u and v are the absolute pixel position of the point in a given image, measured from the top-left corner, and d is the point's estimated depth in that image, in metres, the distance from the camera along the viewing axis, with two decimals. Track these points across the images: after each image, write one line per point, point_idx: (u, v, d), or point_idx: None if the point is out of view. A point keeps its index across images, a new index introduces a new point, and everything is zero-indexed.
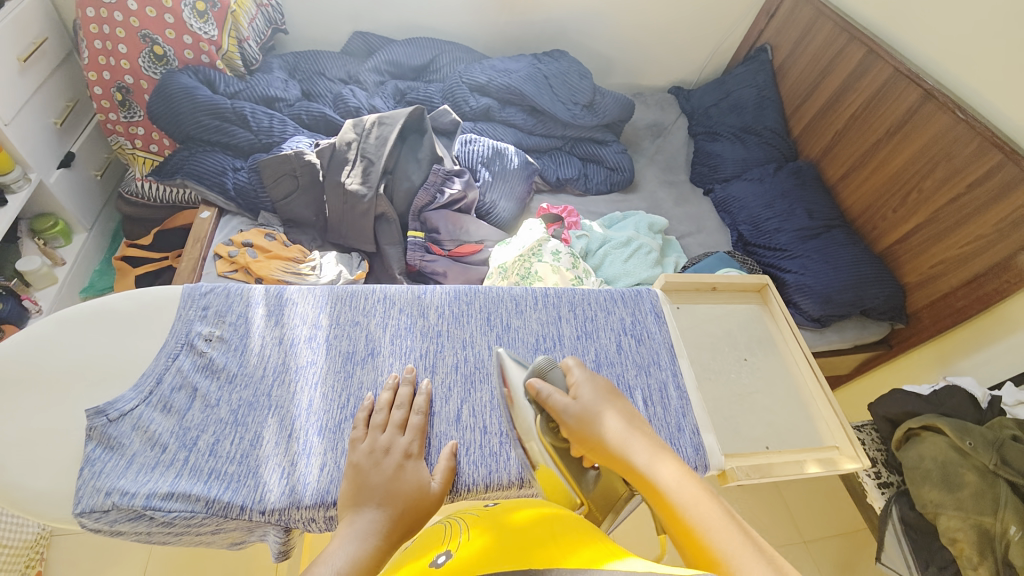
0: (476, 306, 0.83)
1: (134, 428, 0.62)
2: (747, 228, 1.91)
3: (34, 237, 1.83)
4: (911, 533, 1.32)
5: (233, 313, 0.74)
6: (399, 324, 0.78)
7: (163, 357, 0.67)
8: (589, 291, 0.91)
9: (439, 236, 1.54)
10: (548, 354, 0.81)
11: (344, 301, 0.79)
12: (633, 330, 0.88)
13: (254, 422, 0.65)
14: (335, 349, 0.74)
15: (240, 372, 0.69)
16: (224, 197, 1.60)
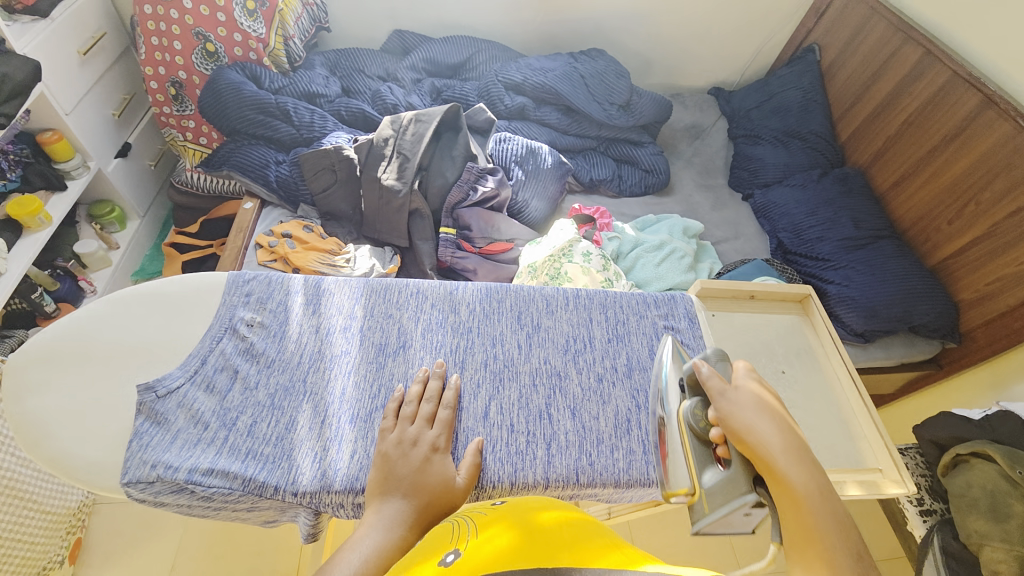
0: (507, 304, 0.84)
1: (180, 406, 0.65)
2: (787, 236, 1.84)
3: (92, 221, 1.95)
4: (952, 564, 1.22)
5: (274, 300, 0.77)
6: (430, 318, 0.79)
7: (208, 340, 0.71)
8: (622, 293, 0.90)
9: (470, 233, 1.55)
10: (578, 356, 0.80)
11: (379, 293, 0.80)
12: (666, 335, 0.86)
13: (290, 406, 0.68)
14: (368, 339, 0.75)
15: (278, 357, 0.72)
16: (266, 188, 1.66)
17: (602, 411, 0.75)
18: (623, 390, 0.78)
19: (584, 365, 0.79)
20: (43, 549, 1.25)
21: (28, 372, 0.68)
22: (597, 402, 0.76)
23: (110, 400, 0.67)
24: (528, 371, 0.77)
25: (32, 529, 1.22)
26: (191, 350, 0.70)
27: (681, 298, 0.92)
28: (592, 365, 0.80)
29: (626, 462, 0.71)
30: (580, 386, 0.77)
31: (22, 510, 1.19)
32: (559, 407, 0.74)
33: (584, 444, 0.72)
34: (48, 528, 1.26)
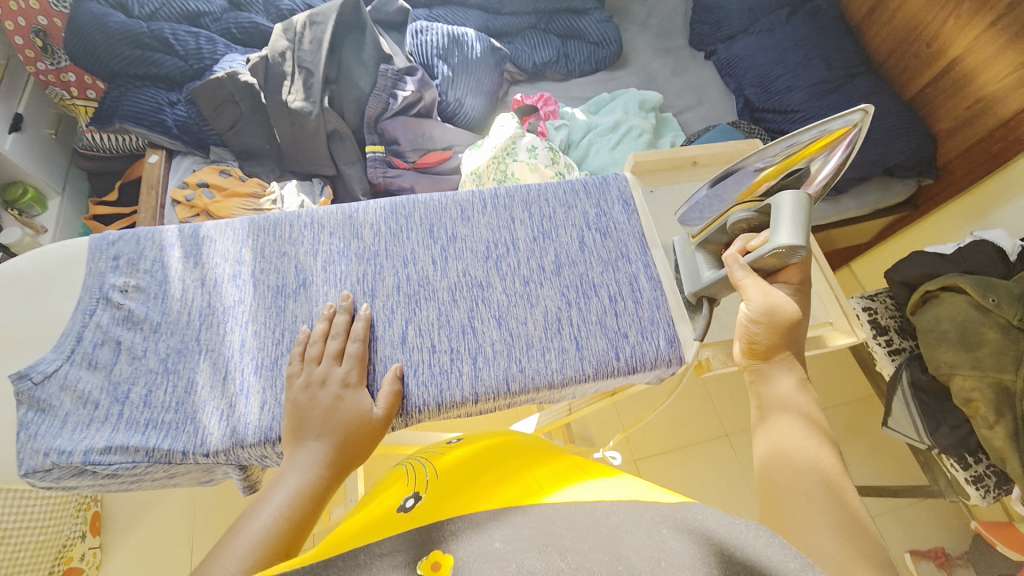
0: (416, 218, 0.75)
1: (63, 388, 0.60)
2: (754, 92, 1.67)
3: (8, 208, 1.79)
4: (922, 396, 1.27)
5: (148, 258, 0.68)
6: (330, 248, 0.71)
7: (79, 315, 0.64)
8: (548, 185, 0.80)
9: (400, 147, 1.40)
10: (500, 262, 0.73)
11: (268, 231, 0.71)
12: (598, 223, 0.77)
13: (185, 369, 0.62)
14: (262, 283, 0.68)
15: (162, 319, 0.65)
16: (168, 136, 1.46)
17: (530, 316, 0.70)
18: (553, 290, 0.72)
19: (507, 271, 0.72)
20: (55, 529, 1.37)
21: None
22: (524, 307, 0.70)
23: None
24: (446, 288, 0.70)
25: (35, 514, 1.31)
26: (63, 330, 0.64)
27: (612, 178, 0.82)
28: (516, 269, 0.73)
29: (560, 363, 0.67)
30: (504, 294, 0.71)
31: (17, 500, 1.28)
32: (483, 319, 0.69)
33: (513, 352, 0.67)
34: (57, 509, 1.36)
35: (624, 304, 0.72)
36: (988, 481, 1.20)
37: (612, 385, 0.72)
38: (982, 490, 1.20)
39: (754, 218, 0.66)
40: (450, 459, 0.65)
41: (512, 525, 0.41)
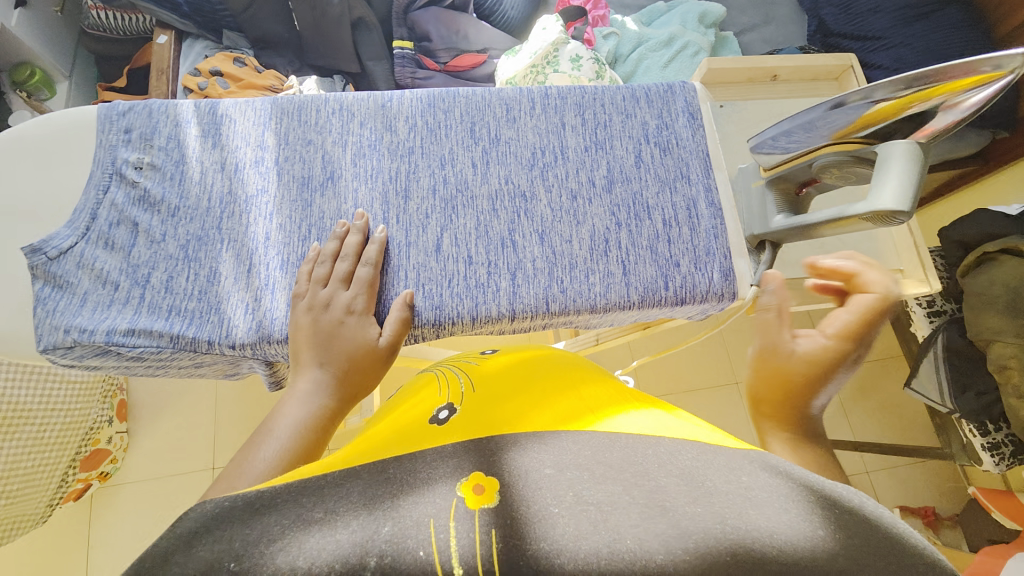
0: (456, 114, 0.67)
1: (80, 266, 0.57)
2: (833, 12, 1.47)
3: (16, 90, 1.68)
4: (953, 360, 1.23)
5: (162, 136, 0.62)
6: (360, 140, 0.64)
7: (93, 191, 0.60)
8: (605, 89, 0.71)
9: (431, 45, 1.26)
10: (546, 171, 0.66)
11: (292, 115, 0.64)
12: (657, 138, 0.69)
13: (207, 257, 0.59)
14: (287, 173, 0.62)
15: (180, 203, 0.60)
16: (178, 15, 1.33)
17: (575, 234, 0.64)
18: (602, 208, 0.65)
19: (553, 182, 0.65)
20: (82, 413, 1.41)
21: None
22: (569, 224, 0.64)
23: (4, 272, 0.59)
24: (485, 196, 0.64)
25: (62, 398, 1.34)
26: (75, 206, 0.59)
27: (678, 87, 0.72)
28: (563, 181, 0.66)
29: (604, 287, 0.62)
30: (548, 208, 0.64)
31: (43, 383, 1.30)
32: (525, 233, 0.63)
33: (554, 272, 0.62)
34: (82, 394, 1.40)
35: (677, 230, 0.65)
36: (1004, 450, 1.18)
37: (654, 316, 0.68)
38: (997, 457, 1.18)
39: (843, 163, 0.57)
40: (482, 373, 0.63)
41: (562, 448, 0.37)
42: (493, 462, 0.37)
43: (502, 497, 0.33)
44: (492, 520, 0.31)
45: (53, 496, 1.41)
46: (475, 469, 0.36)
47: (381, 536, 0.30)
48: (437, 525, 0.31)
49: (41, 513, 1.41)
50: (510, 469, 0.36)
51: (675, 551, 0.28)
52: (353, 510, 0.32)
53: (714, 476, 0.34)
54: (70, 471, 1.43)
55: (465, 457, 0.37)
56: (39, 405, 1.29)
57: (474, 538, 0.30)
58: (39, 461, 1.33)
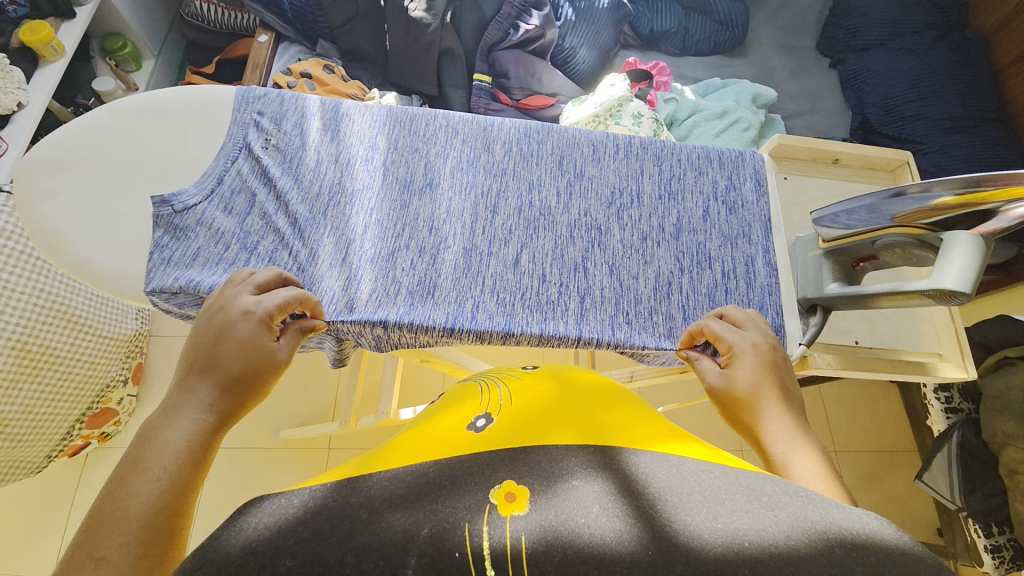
0: (547, 147, 0.79)
1: (199, 223, 0.69)
2: (876, 111, 1.58)
3: (106, 58, 1.83)
4: (967, 459, 1.22)
5: (289, 124, 0.76)
6: (460, 156, 0.77)
7: (223, 159, 0.72)
8: (684, 144, 0.81)
9: (508, 82, 1.36)
10: (622, 211, 0.76)
11: (407, 129, 0.78)
12: (726, 197, 0.78)
13: (310, 235, 0.71)
14: (392, 175, 0.75)
15: (294, 182, 0.73)
16: (280, 19, 1.45)
17: (643, 271, 0.73)
18: (667, 252, 0.75)
19: (627, 221, 0.76)
20: (104, 368, 1.43)
21: (34, 178, 0.68)
22: (637, 261, 0.74)
23: (123, 211, 0.68)
24: (565, 223, 0.75)
25: (90, 350, 1.36)
26: (204, 168, 0.72)
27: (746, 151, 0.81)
28: (636, 222, 0.76)
29: (664, 326, 0.70)
30: (620, 243, 0.74)
31: (77, 332, 1.32)
32: (596, 263, 0.73)
33: (619, 302, 0.71)
34: (108, 350, 1.43)
35: (733, 280, 0.74)
36: (1005, 553, 1.16)
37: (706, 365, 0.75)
38: (998, 560, 1.16)
39: (906, 244, 0.63)
40: (522, 390, 0.59)
41: (638, 460, 0.41)
42: (528, 469, 0.40)
43: (532, 506, 0.36)
44: (522, 526, 0.34)
45: (54, 447, 1.39)
46: (506, 477, 0.39)
47: (422, 538, 0.33)
48: (471, 530, 0.34)
49: (37, 463, 1.39)
50: (544, 474, 0.39)
51: (796, 541, 0.32)
52: (394, 510, 0.36)
53: (735, 495, 0.36)
54: (75, 426, 1.42)
55: (497, 466, 0.41)
56: (67, 352, 1.30)
57: (506, 538, 0.33)
58: (51, 409, 1.32)
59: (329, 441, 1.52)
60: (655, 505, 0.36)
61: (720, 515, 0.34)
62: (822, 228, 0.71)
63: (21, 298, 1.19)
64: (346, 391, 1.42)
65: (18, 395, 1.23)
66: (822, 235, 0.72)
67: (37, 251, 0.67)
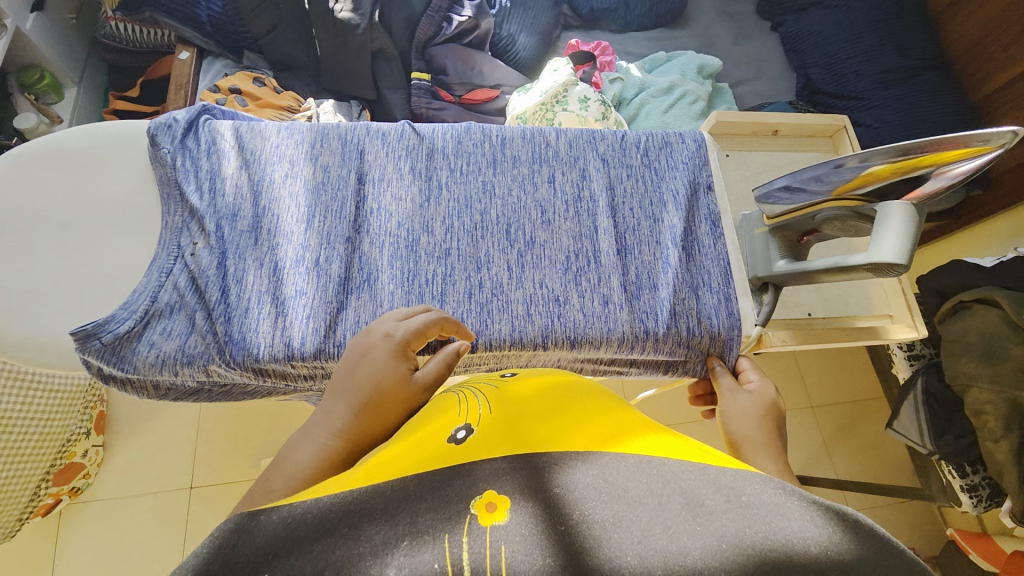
0: (494, 218, 0.66)
1: (139, 354, 0.56)
2: (818, 71, 1.60)
3: (24, 92, 1.72)
4: (932, 403, 1.27)
5: (213, 221, 0.61)
6: (394, 242, 0.63)
7: (155, 273, 0.59)
8: (642, 188, 0.71)
9: (447, 78, 1.31)
10: (580, 278, 0.65)
11: (330, 209, 0.63)
12: (689, 249, 0.69)
13: (243, 356, 0.57)
14: (325, 274, 0.61)
15: (201, 296, 0.59)
16: (200, 33, 1.36)
17: (610, 347, 0.63)
18: (635, 318, 0.64)
19: (588, 289, 0.64)
20: (61, 423, 1.35)
21: None
22: (602, 332, 0.63)
23: (32, 271, 0.64)
24: (521, 302, 0.63)
25: (42, 407, 1.29)
26: (115, 215, 0.67)
27: (701, 148, 0.74)
28: (598, 287, 0.65)
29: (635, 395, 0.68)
30: (584, 313, 0.63)
31: (25, 390, 1.25)
32: (559, 341, 0.62)
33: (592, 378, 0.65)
34: (62, 406, 1.34)
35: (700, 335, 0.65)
36: (981, 492, 1.21)
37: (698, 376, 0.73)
38: (975, 499, 1.22)
39: (844, 218, 0.63)
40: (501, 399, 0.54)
41: (601, 464, 0.38)
42: (463, 478, 0.37)
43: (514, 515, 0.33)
44: (504, 536, 0.32)
45: (23, 511, 1.35)
46: (487, 487, 0.36)
47: (400, 553, 0.30)
48: (451, 541, 0.31)
49: (10, 527, 1.36)
50: (520, 483, 0.36)
51: (764, 540, 0.30)
52: (373, 523, 0.33)
53: (712, 494, 0.34)
54: (43, 486, 1.37)
55: (477, 476, 0.37)
56: (17, 412, 1.24)
57: (484, 553, 0.30)
58: (12, 472, 1.27)
59: None
60: (608, 515, 0.33)
61: (691, 520, 0.32)
62: (765, 206, 0.70)
63: None
64: None
65: None
66: (765, 211, 0.71)
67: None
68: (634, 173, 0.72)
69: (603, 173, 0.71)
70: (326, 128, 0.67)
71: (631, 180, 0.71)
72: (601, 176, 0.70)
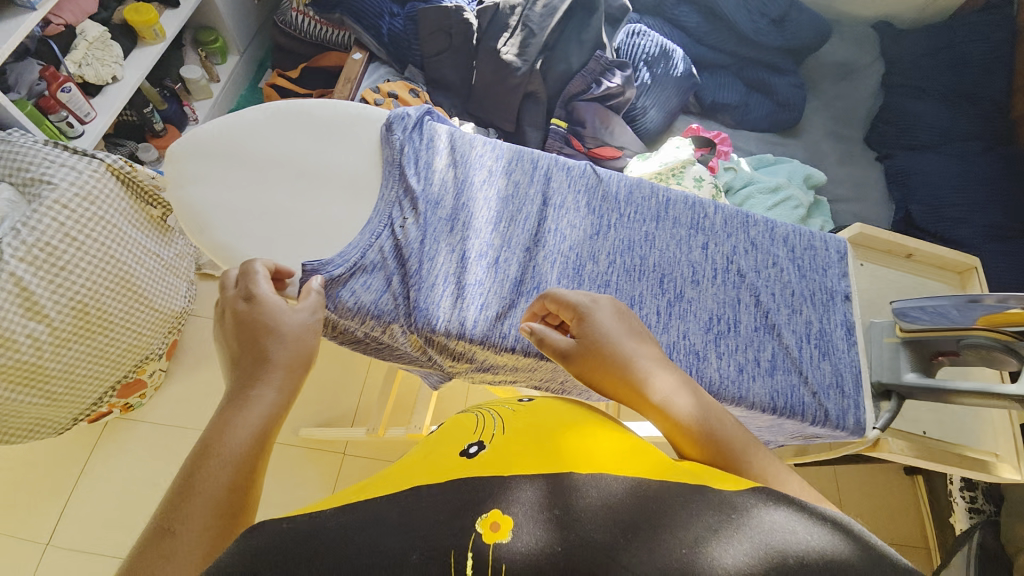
0: (651, 265, 0.74)
1: (344, 293, 0.69)
2: (920, 208, 1.67)
3: (197, 48, 1.96)
4: (986, 561, 1.21)
5: (421, 206, 0.73)
6: (564, 262, 0.72)
7: (368, 234, 0.71)
8: (784, 276, 0.77)
9: (582, 130, 1.43)
10: (719, 339, 0.71)
11: (514, 221, 0.74)
12: (819, 339, 0.74)
13: (424, 319, 0.67)
14: (503, 273, 0.71)
15: (401, 264, 0.71)
16: (377, 41, 1.54)
17: (735, 408, 0.68)
18: (763, 389, 0.69)
19: (724, 351, 0.70)
20: (147, 340, 1.42)
21: (189, 161, 0.73)
22: (730, 392, 0.68)
23: (269, 203, 0.73)
24: (664, 344, 0.69)
25: (139, 321, 1.36)
26: (337, 177, 0.75)
27: (839, 252, 0.81)
28: (733, 352, 0.70)
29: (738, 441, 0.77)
30: (717, 371, 0.69)
31: (133, 302, 1.32)
32: None
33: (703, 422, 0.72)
34: (154, 323, 1.42)
35: (819, 421, 0.70)
36: None
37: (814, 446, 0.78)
38: None
39: (990, 347, 0.67)
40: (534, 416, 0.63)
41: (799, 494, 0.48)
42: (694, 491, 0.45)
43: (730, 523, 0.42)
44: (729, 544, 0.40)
45: (82, 411, 1.39)
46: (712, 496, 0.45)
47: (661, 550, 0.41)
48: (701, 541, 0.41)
49: (64, 424, 1.38)
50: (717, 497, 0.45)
51: None
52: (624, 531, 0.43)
53: None
54: (107, 394, 1.42)
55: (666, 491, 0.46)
56: (120, 320, 1.30)
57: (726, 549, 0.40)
58: (92, 372, 1.32)
59: (343, 449, 1.59)
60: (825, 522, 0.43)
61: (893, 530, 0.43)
62: (901, 320, 0.75)
63: (89, 262, 1.20)
64: (378, 405, 1.46)
65: (66, 354, 1.23)
66: (900, 324, 0.75)
67: (184, 230, 0.73)
68: (778, 260, 0.78)
69: (752, 251, 0.78)
70: (523, 152, 0.77)
71: (775, 266, 0.77)
72: (750, 254, 0.77)
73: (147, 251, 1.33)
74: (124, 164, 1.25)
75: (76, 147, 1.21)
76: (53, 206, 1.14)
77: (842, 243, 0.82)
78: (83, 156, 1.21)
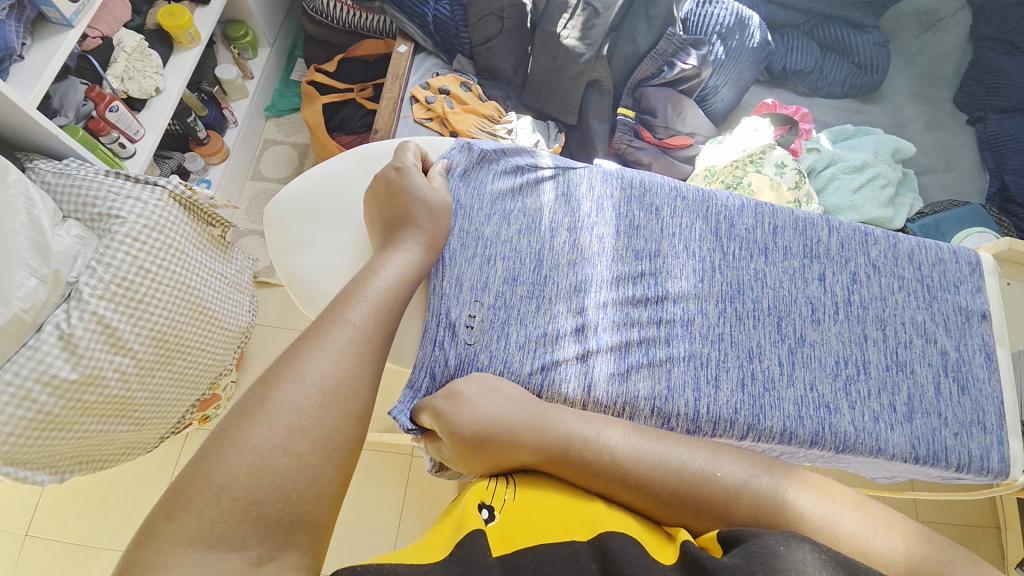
0: (766, 314, 0.86)
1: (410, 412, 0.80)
2: (1015, 179, 1.51)
3: (228, 44, 1.88)
4: None
5: (495, 293, 0.87)
6: (671, 321, 0.86)
7: (432, 345, 0.83)
8: (915, 299, 0.87)
9: (652, 119, 1.35)
10: (849, 386, 0.82)
11: (632, 279, 0.89)
12: (956, 371, 0.83)
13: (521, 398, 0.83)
14: (610, 341, 0.85)
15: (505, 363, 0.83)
16: (422, 30, 1.44)
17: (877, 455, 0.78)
18: (903, 437, 0.79)
19: (856, 399, 0.81)
20: (220, 358, 1.38)
21: (279, 237, 0.91)
22: (871, 445, 0.78)
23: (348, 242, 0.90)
24: (791, 400, 0.81)
25: (213, 340, 1.33)
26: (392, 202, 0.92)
27: (972, 263, 0.89)
28: (865, 399, 0.81)
29: (882, 473, 0.86)
30: (852, 424, 0.79)
31: (205, 324, 1.29)
32: (826, 442, 0.79)
33: (825, 459, 0.83)
34: (226, 341, 1.38)
35: (965, 465, 0.79)
36: None
37: (953, 479, 0.83)
38: None
39: None
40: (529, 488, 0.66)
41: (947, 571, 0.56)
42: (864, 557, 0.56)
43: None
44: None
45: (168, 429, 1.36)
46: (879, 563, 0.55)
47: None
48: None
49: (152, 443, 1.36)
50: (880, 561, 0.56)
51: None
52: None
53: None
54: (189, 410, 1.39)
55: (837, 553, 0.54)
56: (196, 342, 1.27)
57: None
58: (175, 395, 1.28)
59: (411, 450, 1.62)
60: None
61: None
62: None
63: (163, 289, 1.18)
64: None
65: (152, 381, 1.20)
66: None
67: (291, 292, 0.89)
68: (905, 280, 0.88)
69: (870, 280, 0.88)
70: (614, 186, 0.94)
71: (903, 290, 0.87)
72: (869, 278, 0.87)
73: (211, 272, 1.31)
74: (184, 188, 1.23)
75: (137, 175, 1.19)
76: (125, 240, 1.13)
77: (973, 255, 0.90)
78: (146, 185, 1.20)
